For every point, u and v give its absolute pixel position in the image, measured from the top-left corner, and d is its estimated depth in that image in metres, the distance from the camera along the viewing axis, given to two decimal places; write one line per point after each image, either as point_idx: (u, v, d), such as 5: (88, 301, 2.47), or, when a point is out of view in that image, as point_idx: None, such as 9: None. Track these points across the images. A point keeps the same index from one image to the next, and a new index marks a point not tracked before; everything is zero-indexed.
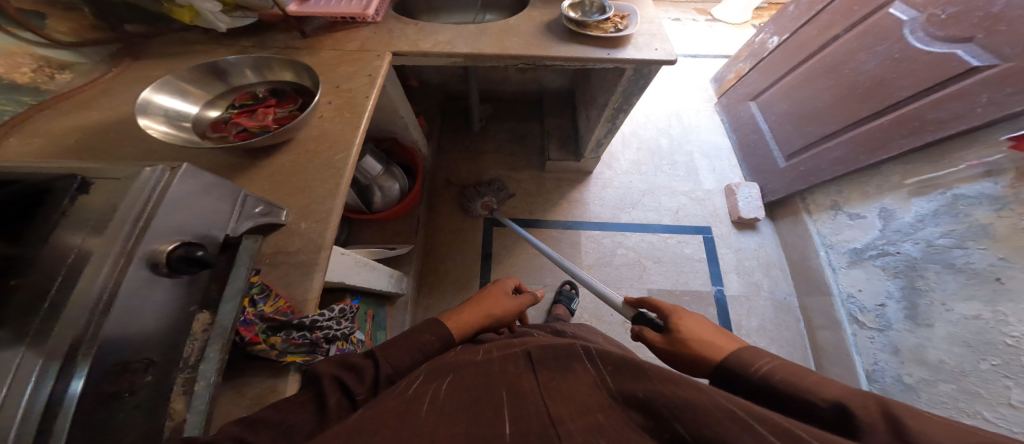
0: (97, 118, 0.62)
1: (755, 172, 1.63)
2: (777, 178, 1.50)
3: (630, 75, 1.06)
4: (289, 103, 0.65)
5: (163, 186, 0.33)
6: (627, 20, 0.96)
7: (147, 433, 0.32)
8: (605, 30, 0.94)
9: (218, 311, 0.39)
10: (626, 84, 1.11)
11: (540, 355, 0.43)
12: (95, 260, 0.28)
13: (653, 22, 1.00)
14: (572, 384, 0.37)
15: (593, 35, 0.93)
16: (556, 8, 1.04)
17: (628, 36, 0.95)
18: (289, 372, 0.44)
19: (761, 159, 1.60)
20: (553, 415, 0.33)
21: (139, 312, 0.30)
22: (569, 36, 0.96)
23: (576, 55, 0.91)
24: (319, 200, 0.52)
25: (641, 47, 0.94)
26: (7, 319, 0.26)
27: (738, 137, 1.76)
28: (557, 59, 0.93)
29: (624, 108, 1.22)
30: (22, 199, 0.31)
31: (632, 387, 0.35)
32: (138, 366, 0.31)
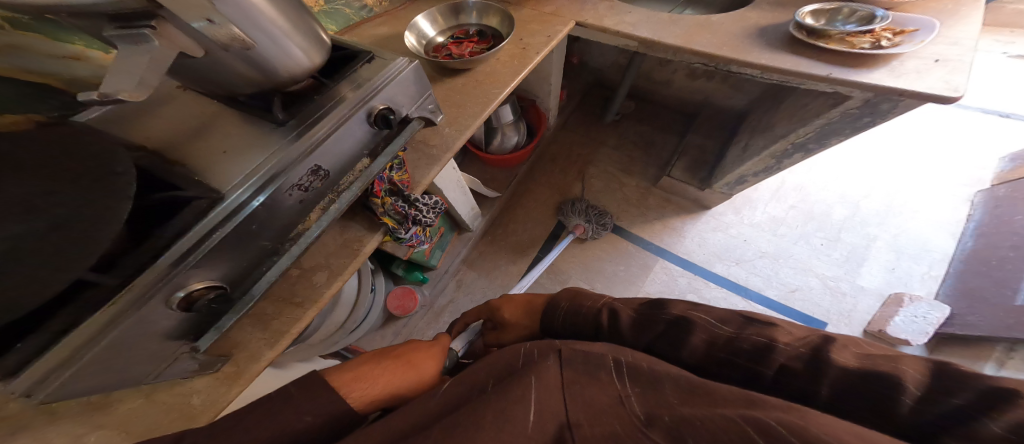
0: (384, 32, 0.84)
1: (961, 294, 1.19)
2: (988, 311, 1.08)
3: (852, 106, 0.85)
4: (486, 44, 0.79)
5: (400, 71, 0.51)
6: (902, 37, 0.79)
7: (286, 226, 0.47)
8: (853, 44, 0.79)
9: (374, 161, 0.53)
10: (833, 118, 0.91)
11: (573, 356, 0.45)
12: (346, 103, 0.46)
13: (957, 44, 0.78)
14: (596, 393, 0.40)
15: (827, 48, 0.80)
16: (789, 12, 0.92)
17: (889, 55, 0.78)
18: (379, 231, 0.60)
19: (988, 284, 1.14)
20: (570, 418, 0.38)
21: (340, 138, 0.46)
22: (790, 44, 0.85)
23: (782, 67, 0.82)
24: (465, 117, 0.67)
25: (901, 75, 0.75)
26: (299, 115, 0.45)
27: (979, 246, 1.27)
28: (754, 66, 0.84)
29: (807, 147, 1.04)
30: (344, 60, 0.52)
31: (658, 411, 0.36)
32: (318, 174, 0.47)
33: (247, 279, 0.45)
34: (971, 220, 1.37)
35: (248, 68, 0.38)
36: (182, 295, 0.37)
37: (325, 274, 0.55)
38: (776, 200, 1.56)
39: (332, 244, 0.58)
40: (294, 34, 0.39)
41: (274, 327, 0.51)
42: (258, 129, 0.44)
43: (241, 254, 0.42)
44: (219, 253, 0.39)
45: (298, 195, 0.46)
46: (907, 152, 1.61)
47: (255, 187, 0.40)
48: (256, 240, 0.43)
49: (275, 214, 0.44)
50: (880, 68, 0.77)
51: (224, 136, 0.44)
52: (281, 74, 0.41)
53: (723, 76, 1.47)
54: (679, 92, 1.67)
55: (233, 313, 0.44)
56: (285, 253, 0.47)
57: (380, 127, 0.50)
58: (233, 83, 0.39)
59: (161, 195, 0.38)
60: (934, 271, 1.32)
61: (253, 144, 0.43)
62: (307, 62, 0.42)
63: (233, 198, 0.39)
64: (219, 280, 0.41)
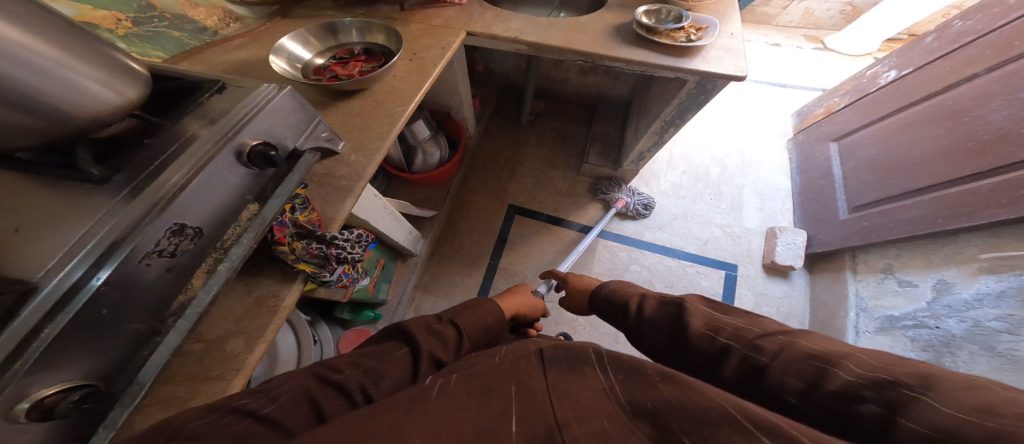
0: (245, 56, 0.71)
1: (807, 220, 1.52)
2: (829, 229, 1.39)
3: (689, 88, 1.02)
4: (377, 62, 0.73)
5: (272, 96, 0.42)
6: (703, 32, 0.94)
7: (157, 304, 0.34)
8: (675, 39, 0.93)
9: (265, 205, 0.42)
10: (683, 98, 1.06)
11: (552, 354, 0.43)
12: (205, 138, 0.36)
13: (733, 37, 0.96)
14: (582, 387, 0.37)
15: (660, 43, 0.93)
16: (632, 12, 1.04)
17: (699, 48, 0.93)
18: (295, 281, 0.48)
19: (820, 208, 1.47)
20: (559, 417, 0.34)
21: (208, 182, 0.36)
22: (637, 41, 0.96)
23: (641, 60, 0.92)
24: (372, 140, 0.59)
25: (711, 61, 0.91)
26: (129, 164, 0.33)
27: (804, 180, 1.62)
28: (620, 60, 0.93)
29: (674, 123, 1.19)
30: (180, 90, 0.40)
31: (641, 399, 0.34)
32: (189, 232, 0.35)
33: (128, 368, 0.33)
34: (791, 163, 1.75)
35: (3, 115, 0.25)
36: (32, 403, 0.26)
37: (242, 341, 0.43)
38: (670, 169, 1.78)
39: (240, 306, 0.45)
40: (73, 63, 0.28)
41: (194, 409, 0.38)
42: (67, 191, 0.31)
43: (103, 345, 0.31)
44: (60, 351, 0.28)
45: (163, 262, 0.34)
46: (749, 112, 2.00)
47: (88, 262, 0.28)
48: (120, 323, 0.32)
49: (134, 291, 0.32)
50: (696, 58, 0.92)
51: (8, 207, 0.29)
52: (66, 119, 0.28)
53: (607, 70, 1.63)
54: (576, 87, 1.81)
55: (125, 405, 0.32)
56: (171, 330, 0.35)
57: (260, 167, 0.39)
58: (4, 140, 0.27)
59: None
60: (786, 205, 1.64)
61: (70, 210, 0.30)
62: (111, 99, 0.30)
63: (56, 282, 0.27)
64: (91, 374, 0.30)
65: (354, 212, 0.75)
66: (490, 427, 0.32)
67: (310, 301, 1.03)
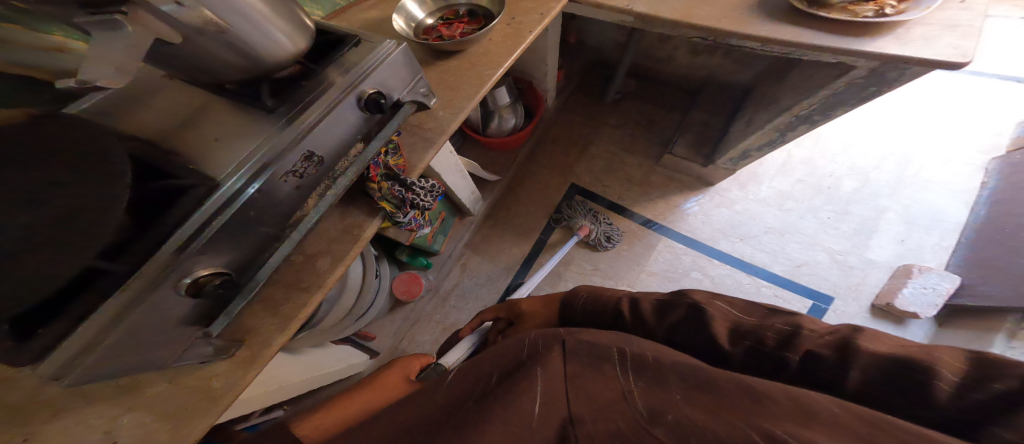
0: (375, 15, 0.81)
1: (974, 264, 1.18)
2: (1003, 280, 1.07)
3: (856, 77, 0.82)
4: (477, 25, 0.78)
5: (389, 53, 0.50)
6: (907, 5, 0.75)
7: (282, 216, 0.46)
8: (856, 13, 0.75)
9: (368, 145, 0.52)
10: (837, 89, 0.88)
11: (577, 348, 0.47)
12: (337, 86, 0.45)
13: (959, 10, 0.74)
14: (602, 387, 0.42)
15: (831, 18, 0.76)
16: None
17: (892, 24, 0.74)
18: (377, 215, 0.58)
19: (1002, 253, 1.12)
20: (574, 412, 0.39)
21: (334, 122, 0.45)
22: (788, 17, 0.81)
23: (780, 37, 0.78)
24: (459, 100, 0.65)
25: (907, 42, 0.71)
26: (288, 100, 0.44)
27: (995, 215, 1.24)
28: (751, 39, 0.81)
29: (812, 118, 1.00)
30: (325, 46, 0.50)
31: (663, 407, 0.37)
32: (313, 159, 0.46)
33: (250, 267, 0.44)
34: (986, 187, 1.36)
35: (229, 53, 0.37)
36: (190, 281, 0.36)
37: (328, 260, 0.54)
38: (782, 174, 1.54)
39: (333, 229, 0.57)
40: (274, 19, 0.38)
41: (284, 311, 0.51)
42: (249, 116, 0.43)
43: (243, 241, 0.42)
44: (220, 239, 0.38)
45: (294, 181, 0.45)
46: (915, 122, 1.57)
47: (247, 178, 0.39)
48: (256, 227, 0.42)
49: (267, 204, 0.43)
50: (887, 36, 0.74)
51: (217, 123, 0.42)
52: (261, 59, 0.39)
53: (727, 51, 1.43)
54: (682, 67, 1.63)
55: (241, 299, 0.43)
56: (285, 240, 0.46)
57: (371, 111, 0.49)
58: (224, 72, 0.39)
59: (158, 184, 0.36)
60: (944, 242, 1.31)
61: (245, 130, 0.42)
62: (289, 47, 0.41)
63: (229, 185, 0.38)
64: (225, 267, 0.40)
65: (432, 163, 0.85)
66: (516, 406, 0.38)
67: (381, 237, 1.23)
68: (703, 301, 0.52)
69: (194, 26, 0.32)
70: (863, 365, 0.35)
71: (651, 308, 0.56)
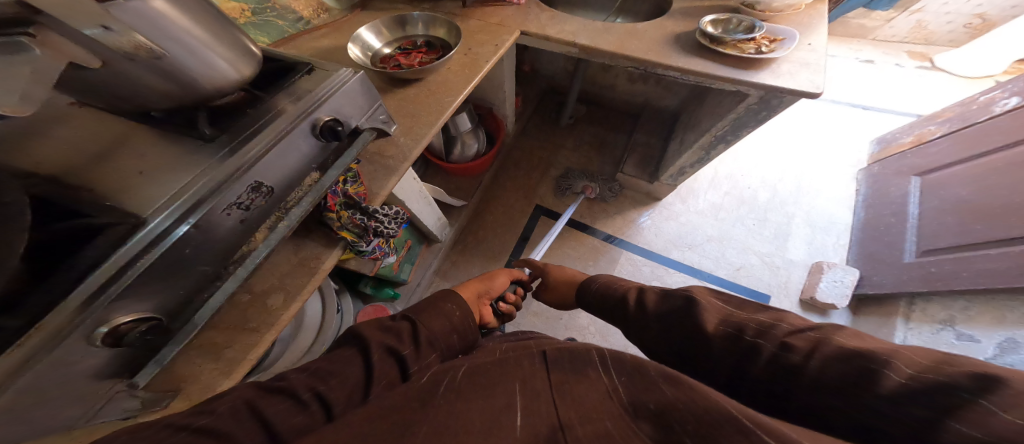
0: (327, 44, 0.79)
1: (866, 258, 1.39)
2: (887, 271, 1.27)
3: (750, 103, 0.97)
4: (436, 54, 0.78)
5: (347, 80, 0.47)
6: (776, 45, 0.89)
7: (224, 251, 0.39)
8: (742, 50, 0.89)
9: (324, 174, 0.48)
10: (741, 112, 1.02)
11: (556, 355, 0.44)
12: (290, 113, 0.41)
13: (813, 52, 0.90)
14: (586, 390, 0.38)
15: (725, 53, 0.89)
16: (695, 21, 1.01)
17: (770, 60, 0.88)
18: (337, 246, 0.53)
19: (883, 247, 1.34)
20: (561, 418, 0.35)
21: (286, 150, 0.41)
22: (698, 50, 0.93)
23: (694, 68, 0.89)
24: (421, 126, 0.64)
25: (781, 76, 0.85)
26: (232, 128, 0.40)
27: (870, 216, 1.49)
28: (674, 69, 0.91)
29: (726, 139, 1.14)
30: (276, 73, 0.47)
31: (645, 398, 0.36)
32: (262, 190, 0.40)
33: (187, 308, 0.37)
34: (859, 194, 1.62)
35: (161, 80, 0.32)
36: (106, 331, 0.30)
37: (281, 297, 0.48)
38: (712, 188, 1.71)
39: (287, 263, 0.51)
40: (215, 45, 0.34)
41: (229, 356, 0.43)
42: (182, 146, 0.37)
43: (177, 281, 0.35)
44: (145, 283, 0.32)
45: (239, 214, 0.39)
46: (811, 137, 1.87)
47: (175, 214, 0.33)
48: (192, 266, 0.36)
49: (204, 241, 0.36)
50: (764, 71, 0.87)
51: (140, 156, 0.36)
52: (202, 88, 0.35)
53: (657, 80, 1.60)
54: (624, 94, 1.79)
55: (174, 344, 0.36)
56: (230, 276, 0.40)
57: (326, 140, 0.45)
58: (151, 101, 0.34)
59: (64, 225, 0.30)
60: (841, 241, 1.53)
61: (180, 162, 0.36)
62: (234, 75, 0.37)
63: (158, 219, 0.32)
64: (155, 311, 0.34)
65: (394, 190, 0.81)
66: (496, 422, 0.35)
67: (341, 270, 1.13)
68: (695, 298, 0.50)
69: (124, 51, 0.29)
70: (825, 354, 0.35)
71: (656, 298, 0.55)
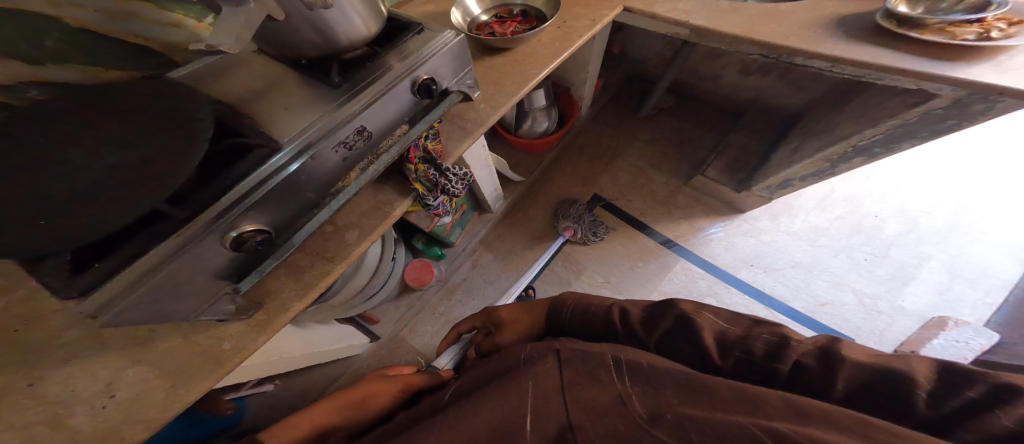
0: (430, 8, 0.83)
1: (1013, 324, 1.13)
2: None
3: (936, 106, 0.77)
4: (529, 25, 0.78)
5: (447, 42, 0.50)
6: (1019, 29, 0.68)
7: (323, 185, 0.44)
8: (954, 35, 0.69)
9: (413, 127, 0.51)
10: (909, 119, 0.84)
11: (570, 356, 0.46)
12: (397, 69, 0.45)
13: None
14: (598, 394, 0.40)
15: (922, 40, 0.71)
16: (871, 3, 0.83)
17: (998, 49, 0.68)
18: (410, 195, 0.57)
19: None
20: (573, 419, 0.38)
21: (388, 102, 0.45)
22: (875, 37, 0.76)
23: (855, 58, 0.74)
24: (502, 95, 0.65)
25: (1007, 71, 0.66)
26: (351, 76, 0.44)
27: None
28: (820, 58, 0.77)
29: (873, 150, 0.97)
30: (384, 30, 0.51)
31: (664, 409, 0.36)
32: (363, 135, 0.45)
33: (290, 227, 0.43)
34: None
35: (313, 31, 0.37)
36: (234, 236, 0.36)
37: (356, 233, 0.53)
38: (821, 209, 1.50)
39: (366, 204, 0.56)
40: (357, 2, 0.38)
41: (307, 279, 0.49)
42: (315, 90, 0.42)
43: (286, 205, 0.40)
44: (268, 201, 0.37)
45: (343, 153, 0.43)
46: (954, 176, 1.53)
47: (291, 155, 0.37)
48: (300, 192, 0.41)
49: (310, 174, 0.41)
50: (981, 64, 0.68)
51: (289, 94, 0.42)
52: (340, 41, 0.40)
53: (772, 76, 1.41)
54: (725, 90, 1.61)
55: (274, 258, 0.42)
56: (325, 207, 0.45)
57: (421, 96, 0.49)
58: (302, 48, 0.40)
59: (230, 140, 0.36)
60: (989, 298, 1.26)
61: (307, 102, 0.41)
62: (364, 30, 0.41)
63: (286, 149, 0.37)
64: (267, 225, 0.39)
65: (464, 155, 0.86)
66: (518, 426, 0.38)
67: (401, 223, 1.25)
68: (729, 315, 0.49)
69: (305, 3, 0.33)
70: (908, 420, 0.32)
71: (644, 314, 0.53)
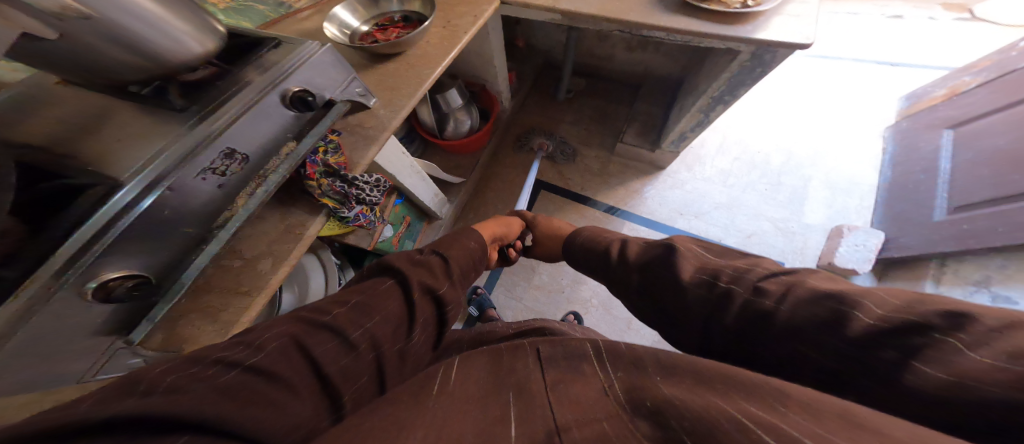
0: (310, 25, 0.80)
1: (892, 220, 1.33)
2: (916, 231, 1.21)
3: (744, 60, 0.92)
4: (413, 28, 0.78)
5: (315, 52, 0.48)
6: None
7: (205, 215, 0.41)
8: (727, 5, 0.83)
9: (301, 142, 0.49)
10: (735, 70, 0.97)
11: (553, 352, 0.43)
12: (258, 83, 0.43)
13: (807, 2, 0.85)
14: (581, 389, 0.37)
15: (709, 9, 0.84)
16: None
17: (756, 13, 0.83)
18: (321, 212, 0.55)
19: (911, 207, 1.28)
20: (559, 421, 0.32)
21: (257, 118, 0.42)
22: (680, 8, 0.87)
23: (680, 28, 0.84)
24: (399, 98, 0.64)
25: (768, 29, 0.80)
26: (201, 99, 0.42)
27: (897, 175, 1.42)
28: (657, 28, 0.86)
29: (724, 100, 1.09)
30: (238, 48, 0.49)
31: (643, 396, 0.33)
32: (236, 157, 0.42)
33: (176, 269, 0.40)
34: (887, 153, 1.54)
35: (120, 52, 0.34)
36: (96, 286, 0.33)
37: (270, 261, 0.49)
38: (720, 155, 1.66)
39: (274, 230, 0.52)
40: (169, 18, 0.36)
41: (226, 317, 0.45)
42: (158, 118, 0.40)
43: (163, 244, 0.38)
44: (126, 245, 0.34)
45: (216, 179, 0.41)
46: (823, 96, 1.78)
47: (134, 193, 0.34)
48: (174, 227, 0.38)
49: (177, 208, 0.38)
50: (753, 25, 0.82)
51: (121, 126, 0.39)
52: (165, 60, 0.37)
53: (656, 46, 1.55)
54: (623, 64, 1.73)
55: (163, 304, 0.39)
56: (213, 239, 0.41)
57: (298, 109, 0.46)
58: (123, 74, 0.37)
59: (53, 184, 0.33)
60: (864, 202, 1.47)
61: (157, 131, 0.39)
62: (195, 48, 0.39)
63: (132, 184, 0.34)
64: (145, 270, 0.37)
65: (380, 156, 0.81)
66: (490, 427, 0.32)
67: (346, 247, 1.17)
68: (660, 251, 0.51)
69: (51, 12, 0.29)
70: (803, 296, 0.36)
71: (639, 248, 0.58)
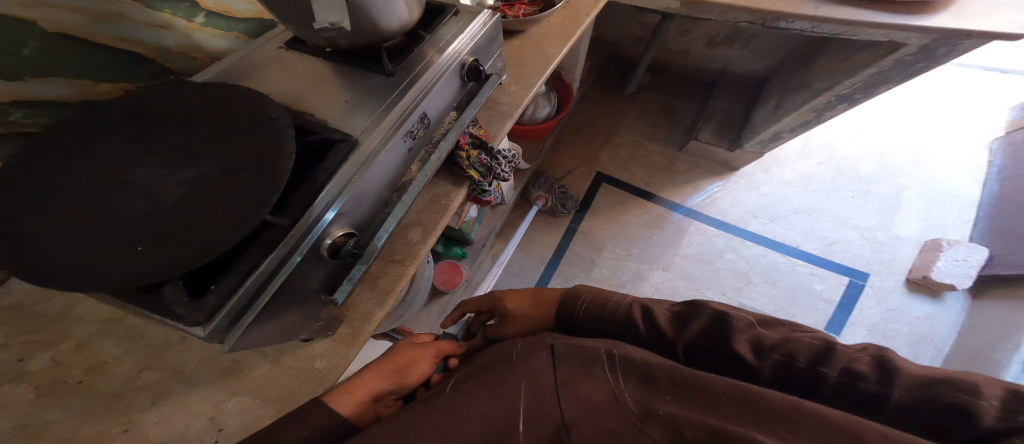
0: None
1: (999, 236, 1.21)
2: None
3: (906, 53, 0.82)
4: (536, 7, 0.80)
5: (485, 23, 0.50)
6: None
7: (395, 177, 0.44)
8: None
9: (462, 112, 0.51)
10: (885, 66, 0.88)
11: (565, 349, 0.38)
12: (448, 52, 0.44)
13: None
14: (589, 390, 0.34)
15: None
16: None
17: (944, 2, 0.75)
18: (465, 185, 0.56)
19: None
20: (566, 417, 0.32)
21: (442, 87, 0.44)
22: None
23: (832, 17, 0.77)
24: (528, 76, 0.65)
25: (965, 18, 0.73)
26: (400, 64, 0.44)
27: (1011, 189, 1.29)
28: (806, 19, 0.80)
29: (854, 97, 1.00)
30: None
31: (660, 404, 0.31)
32: (423, 122, 0.44)
33: (369, 228, 0.42)
34: (993, 166, 1.41)
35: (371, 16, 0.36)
36: (329, 243, 0.35)
37: (419, 231, 0.52)
38: (802, 158, 1.54)
39: (420, 199, 0.55)
40: None
41: (382, 286, 0.47)
42: (366, 77, 0.42)
43: (367, 202, 0.40)
44: (338, 217, 0.36)
45: (409, 142, 0.43)
46: (926, 104, 1.61)
47: (326, 203, 0.33)
48: (376, 188, 0.40)
49: (379, 174, 0.40)
50: (942, 13, 0.74)
51: (338, 85, 0.42)
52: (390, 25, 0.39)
53: (743, 43, 1.45)
54: (697, 61, 1.64)
55: (361, 264, 0.41)
56: (398, 202, 0.44)
57: (470, 79, 0.48)
58: (353, 37, 0.39)
59: (311, 138, 0.35)
60: (965, 217, 1.34)
61: (369, 91, 0.41)
62: (410, 15, 0.41)
63: (361, 144, 0.36)
64: (352, 224, 0.39)
65: None
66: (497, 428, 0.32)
67: None
68: None
69: None
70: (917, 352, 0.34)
71: (667, 320, 0.45)
